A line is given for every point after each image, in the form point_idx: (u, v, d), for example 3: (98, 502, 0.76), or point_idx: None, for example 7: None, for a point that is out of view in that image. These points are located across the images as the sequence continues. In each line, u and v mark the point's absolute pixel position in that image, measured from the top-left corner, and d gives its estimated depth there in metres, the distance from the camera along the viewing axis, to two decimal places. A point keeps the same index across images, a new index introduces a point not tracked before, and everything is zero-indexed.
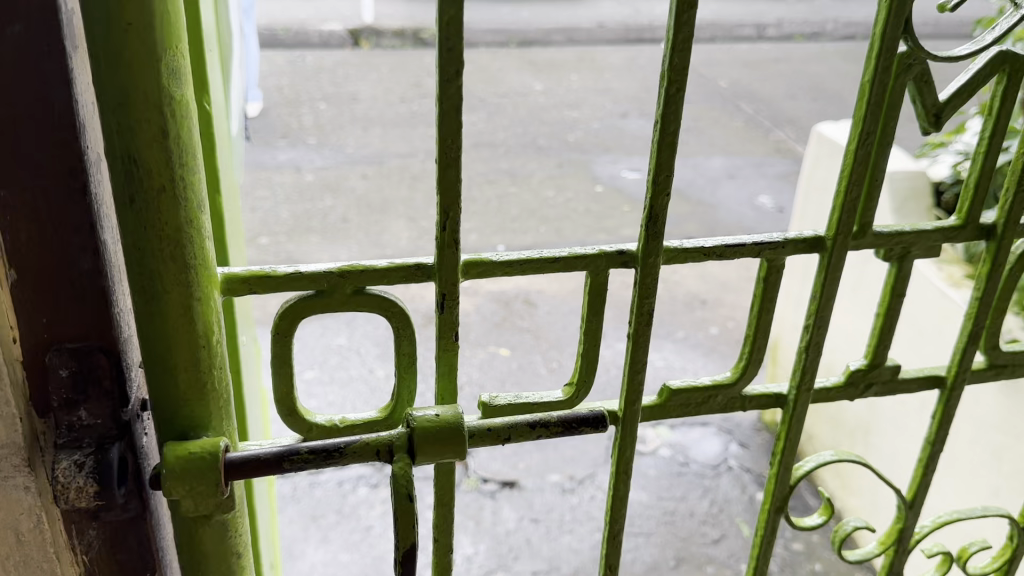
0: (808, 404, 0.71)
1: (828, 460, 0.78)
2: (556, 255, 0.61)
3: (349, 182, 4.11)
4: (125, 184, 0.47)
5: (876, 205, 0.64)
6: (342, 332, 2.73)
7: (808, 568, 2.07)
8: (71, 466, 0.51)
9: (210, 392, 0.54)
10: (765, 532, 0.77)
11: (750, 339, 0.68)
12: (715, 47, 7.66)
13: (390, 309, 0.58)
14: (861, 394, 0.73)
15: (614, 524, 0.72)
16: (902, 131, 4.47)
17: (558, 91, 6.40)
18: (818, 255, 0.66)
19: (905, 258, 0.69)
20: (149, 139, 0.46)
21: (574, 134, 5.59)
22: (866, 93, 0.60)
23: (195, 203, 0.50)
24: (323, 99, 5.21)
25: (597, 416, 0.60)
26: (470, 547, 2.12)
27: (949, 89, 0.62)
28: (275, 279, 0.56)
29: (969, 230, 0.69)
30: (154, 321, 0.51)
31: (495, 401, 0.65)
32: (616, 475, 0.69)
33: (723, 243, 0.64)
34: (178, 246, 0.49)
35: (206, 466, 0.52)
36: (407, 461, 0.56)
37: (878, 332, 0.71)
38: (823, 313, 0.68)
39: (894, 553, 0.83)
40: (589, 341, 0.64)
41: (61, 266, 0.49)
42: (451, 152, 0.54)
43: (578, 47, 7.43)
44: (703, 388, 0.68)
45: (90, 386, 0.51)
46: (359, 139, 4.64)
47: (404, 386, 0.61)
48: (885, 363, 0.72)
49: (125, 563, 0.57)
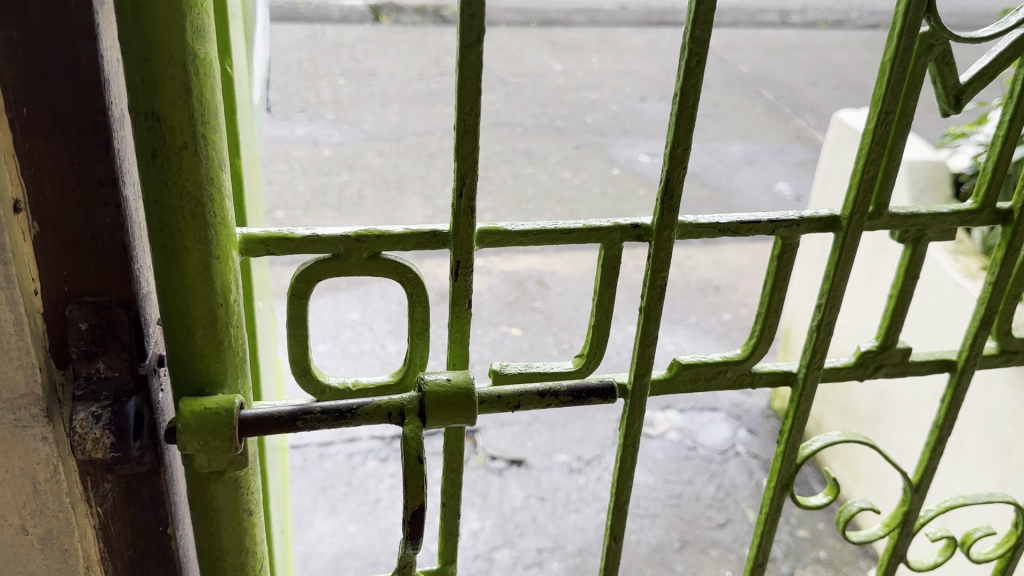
0: (817, 382, 0.72)
1: (835, 440, 0.78)
2: (570, 226, 0.61)
3: (366, 158, 4.12)
4: (148, 139, 0.48)
5: (893, 185, 0.64)
6: (356, 307, 2.75)
7: (813, 555, 2.09)
8: (88, 417, 0.52)
9: (226, 349, 0.55)
10: (770, 510, 0.78)
11: (762, 317, 0.69)
12: (738, 31, 7.62)
13: (406, 276, 0.58)
14: (870, 375, 0.73)
15: (619, 496, 0.73)
16: (925, 121, 4.44)
17: (577, 73, 6.38)
18: (832, 234, 0.66)
19: (920, 240, 0.68)
20: (172, 97, 0.47)
21: (592, 115, 5.58)
22: (887, 73, 0.60)
23: (215, 161, 0.51)
24: (342, 73, 5.20)
25: (605, 386, 0.60)
26: (477, 522, 2.15)
27: (970, 72, 0.62)
28: (291, 242, 0.56)
29: (984, 215, 0.69)
30: (172, 277, 0.51)
31: (506, 369, 0.66)
32: (623, 448, 0.70)
33: (738, 220, 0.64)
34: (198, 203, 0.50)
35: (223, 421, 0.53)
36: (418, 424, 0.57)
37: (890, 314, 0.71)
38: (836, 292, 0.68)
39: (898, 535, 0.84)
40: (601, 314, 0.65)
41: (83, 220, 0.49)
42: (469, 120, 0.54)
43: (598, 28, 7.39)
44: (712, 363, 0.69)
45: (107, 339, 0.52)
46: (377, 116, 4.65)
47: (417, 350, 0.62)
48: (896, 346, 0.73)
49: (137, 516, 0.59)
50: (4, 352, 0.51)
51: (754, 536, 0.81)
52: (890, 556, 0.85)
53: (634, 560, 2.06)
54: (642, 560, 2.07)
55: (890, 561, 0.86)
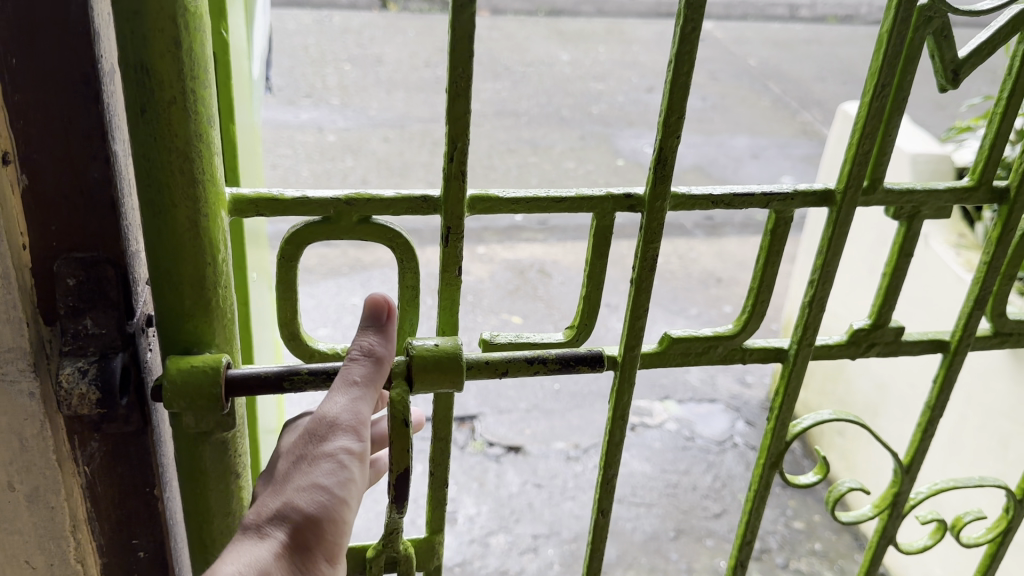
0: (808, 358, 0.71)
1: (825, 418, 0.78)
2: (563, 195, 0.61)
3: (370, 144, 4.11)
4: (137, 93, 0.47)
5: (888, 160, 0.64)
6: (356, 292, 2.75)
7: (808, 547, 2.09)
8: (75, 372, 0.52)
9: (214, 308, 0.55)
10: (759, 487, 0.77)
11: (754, 292, 0.68)
12: (746, 24, 7.59)
13: (395, 241, 0.58)
14: (863, 354, 0.73)
15: (607, 470, 0.73)
16: (932, 117, 4.43)
17: (584, 62, 6.36)
18: (826, 209, 0.66)
19: (915, 217, 0.68)
20: (161, 51, 0.47)
21: (598, 106, 5.57)
22: (884, 45, 0.59)
23: (204, 117, 0.50)
24: (348, 59, 5.19)
25: (593, 354, 0.61)
26: (473, 507, 2.15)
27: (969, 46, 0.61)
28: (281, 203, 0.56)
29: (981, 192, 0.68)
30: (161, 234, 0.51)
31: (496, 338, 0.66)
32: (612, 421, 0.70)
33: (732, 193, 0.64)
34: (187, 159, 0.50)
35: (209, 378, 0.53)
36: (405, 388, 0.57)
37: (883, 292, 0.71)
38: (828, 268, 0.68)
39: (888, 516, 0.84)
40: (592, 285, 0.64)
41: (72, 174, 0.50)
42: (461, 83, 0.54)
43: (606, 19, 7.37)
44: (703, 338, 0.68)
45: (95, 296, 0.52)
46: (382, 102, 4.64)
47: (407, 317, 0.62)
48: (889, 325, 0.72)
49: (124, 476, 0.60)
50: None
51: (742, 514, 0.81)
52: (879, 537, 0.85)
53: (629, 548, 2.06)
54: (637, 548, 2.07)
55: (879, 543, 0.86)
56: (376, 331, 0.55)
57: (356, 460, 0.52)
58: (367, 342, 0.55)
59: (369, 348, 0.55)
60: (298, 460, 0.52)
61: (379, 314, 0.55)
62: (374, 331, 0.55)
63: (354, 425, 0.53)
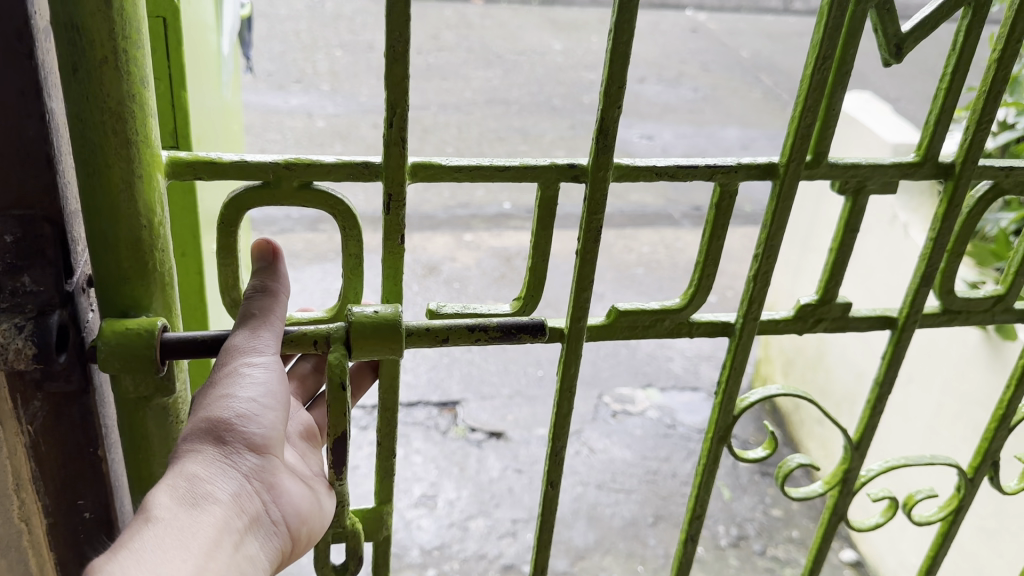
0: (753, 333, 0.72)
1: (774, 393, 0.79)
2: (505, 164, 0.61)
3: (360, 131, 4.10)
4: (69, 51, 0.48)
5: (831, 133, 0.64)
6: (341, 277, 2.76)
7: (785, 534, 2.11)
8: (10, 329, 0.52)
9: (151, 273, 0.55)
10: (707, 462, 0.78)
11: (700, 265, 0.69)
12: (739, 16, 7.61)
13: (335, 207, 0.58)
14: (811, 329, 0.74)
15: (555, 444, 0.73)
16: (920, 109, 4.45)
17: (577, 52, 6.36)
18: (770, 182, 0.66)
19: (861, 191, 0.68)
20: (92, 9, 0.47)
21: (589, 96, 5.58)
22: (825, 17, 0.60)
23: (138, 78, 0.51)
24: (340, 45, 5.17)
25: (534, 323, 0.61)
26: (453, 491, 2.16)
27: (912, 21, 0.62)
28: (220, 167, 0.56)
29: (927, 167, 0.69)
30: (97, 196, 0.51)
31: (442, 309, 0.66)
32: (559, 393, 0.70)
33: (675, 165, 0.64)
34: (120, 121, 0.50)
35: (143, 341, 0.53)
36: (343, 353, 0.57)
37: (829, 268, 0.71)
38: (772, 242, 0.68)
39: (838, 494, 0.84)
40: (537, 257, 0.65)
41: (7, 131, 0.50)
42: (398, 46, 0.54)
43: (600, 10, 7.37)
44: (649, 311, 0.69)
45: (33, 253, 0.52)
46: (373, 89, 4.63)
47: (351, 285, 0.62)
48: (836, 301, 0.73)
49: (68, 437, 0.60)
50: None
51: (693, 488, 0.81)
52: (829, 514, 0.85)
53: (609, 534, 2.08)
54: (615, 533, 2.08)
55: (831, 520, 0.87)
56: (263, 272, 0.58)
57: (266, 369, 0.54)
58: (260, 280, 0.58)
59: (263, 284, 0.58)
60: (209, 382, 0.54)
61: (266, 254, 0.58)
62: (262, 271, 0.58)
63: (259, 337, 0.55)
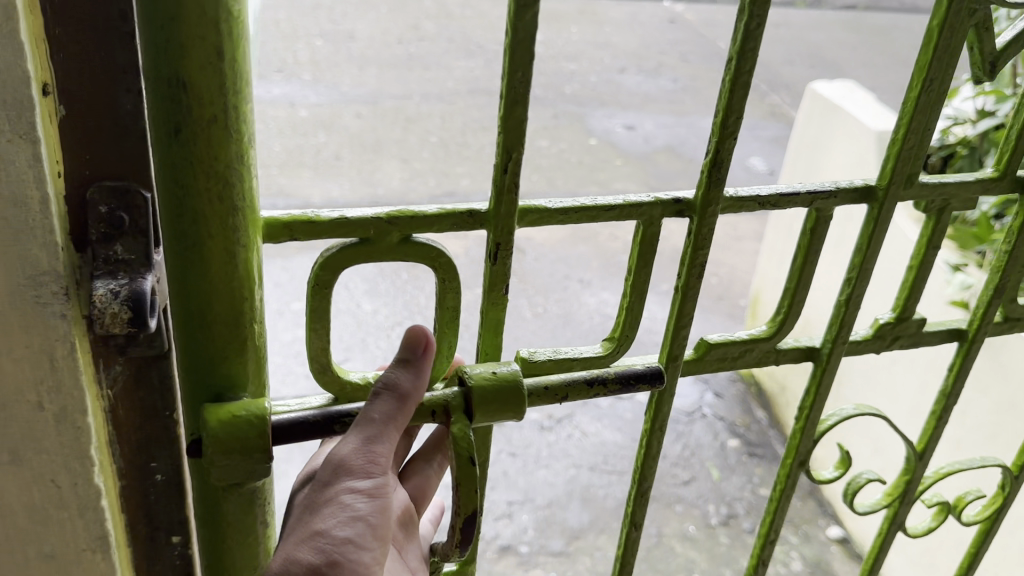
0: (839, 351, 0.88)
1: (850, 412, 0.93)
2: (614, 201, 0.73)
3: (341, 120, 4.52)
4: (173, 116, 0.55)
5: (923, 159, 0.79)
6: None
7: None
8: (107, 293, 0.55)
9: (247, 344, 0.65)
10: (785, 485, 0.94)
11: (791, 293, 0.84)
12: (724, 28, 7.97)
13: (437, 259, 0.68)
14: (888, 344, 0.90)
15: (646, 466, 0.88)
16: None
17: (557, 44, 7.41)
18: (870, 205, 0.81)
19: (943, 210, 0.85)
20: (198, 66, 0.53)
21: (569, 87, 6.53)
22: (923, 68, 0.75)
23: (242, 133, 0.57)
24: (320, 34, 5.63)
25: (653, 373, 0.74)
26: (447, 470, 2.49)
27: (1003, 40, 0.77)
28: (318, 224, 0.64)
29: (1004, 183, 0.85)
30: (196, 252, 0.60)
31: (534, 356, 0.78)
32: (652, 431, 0.86)
33: (778, 194, 0.78)
34: (223, 174, 0.57)
35: (253, 429, 0.62)
36: (464, 421, 0.68)
37: (909, 286, 0.88)
38: (867, 264, 0.84)
39: (899, 504, 0.99)
40: (635, 296, 0.77)
41: (107, 105, 0.53)
42: (519, 90, 0.65)
43: (579, 1, 8.51)
44: (737, 342, 0.84)
45: (121, 223, 0.56)
46: (355, 80, 5.11)
47: (445, 340, 0.73)
48: (912, 317, 0.89)
49: (146, 399, 0.64)
50: (28, 230, 0.54)
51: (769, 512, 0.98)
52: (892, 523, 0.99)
53: None
54: None
55: (891, 529, 1.01)
56: (410, 365, 0.65)
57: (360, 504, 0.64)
58: (395, 375, 0.65)
59: (393, 383, 0.65)
60: (318, 504, 0.64)
61: (416, 347, 0.65)
62: (406, 367, 0.65)
63: (370, 464, 0.64)
